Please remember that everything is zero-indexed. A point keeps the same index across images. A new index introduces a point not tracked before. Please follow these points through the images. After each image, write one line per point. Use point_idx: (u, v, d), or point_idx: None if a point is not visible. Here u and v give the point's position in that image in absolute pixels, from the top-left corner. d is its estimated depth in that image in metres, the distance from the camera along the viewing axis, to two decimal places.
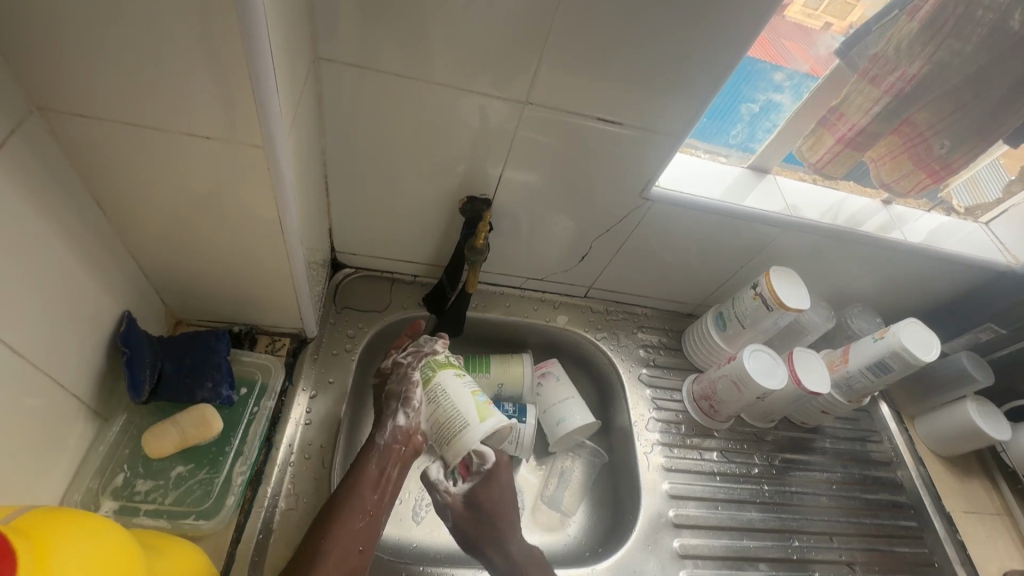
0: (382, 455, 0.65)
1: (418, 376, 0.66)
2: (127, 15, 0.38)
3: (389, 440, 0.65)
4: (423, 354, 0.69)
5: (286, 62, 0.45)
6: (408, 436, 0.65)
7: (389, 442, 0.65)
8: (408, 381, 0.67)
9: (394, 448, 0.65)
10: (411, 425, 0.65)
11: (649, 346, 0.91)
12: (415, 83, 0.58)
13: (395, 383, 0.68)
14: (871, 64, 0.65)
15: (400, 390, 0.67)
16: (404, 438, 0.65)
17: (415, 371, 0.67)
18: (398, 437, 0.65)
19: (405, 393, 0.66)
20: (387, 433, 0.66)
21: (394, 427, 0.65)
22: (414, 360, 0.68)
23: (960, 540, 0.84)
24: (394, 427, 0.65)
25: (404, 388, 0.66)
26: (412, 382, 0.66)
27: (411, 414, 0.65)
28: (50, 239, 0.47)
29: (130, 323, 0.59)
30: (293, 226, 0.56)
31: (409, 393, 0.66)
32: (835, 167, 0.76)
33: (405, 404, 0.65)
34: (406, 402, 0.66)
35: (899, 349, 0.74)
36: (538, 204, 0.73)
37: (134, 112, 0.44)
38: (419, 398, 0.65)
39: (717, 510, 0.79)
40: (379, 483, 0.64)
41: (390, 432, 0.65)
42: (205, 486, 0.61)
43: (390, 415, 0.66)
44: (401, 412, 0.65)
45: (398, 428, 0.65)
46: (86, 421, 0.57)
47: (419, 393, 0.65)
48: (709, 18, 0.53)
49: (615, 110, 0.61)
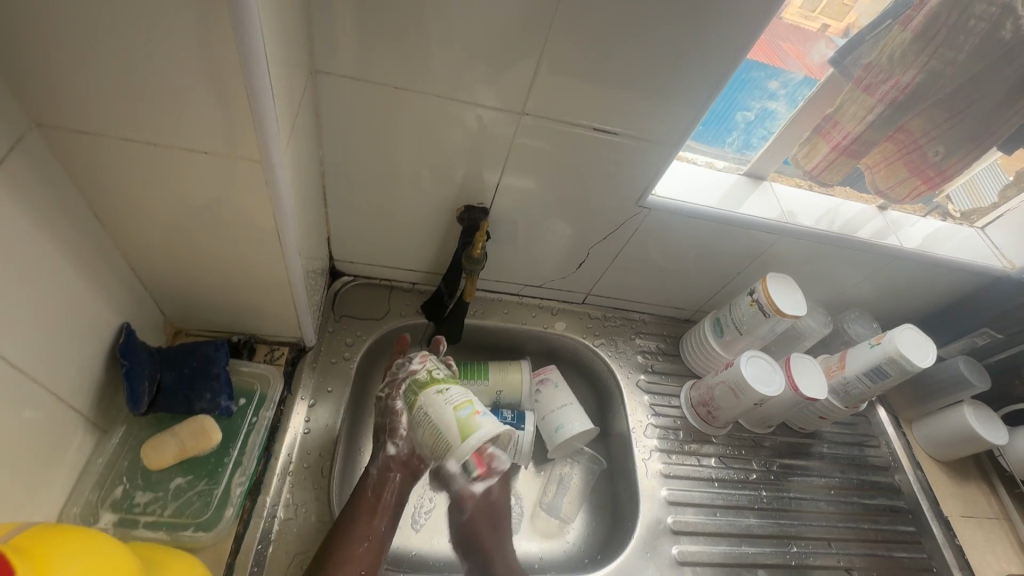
0: (377, 483, 0.67)
1: (402, 404, 0.66)
2: (125, 33, 0.38)
3: (382, 468, 0.67)
4: (401, 380, 0.68)
5: (284, 77, 0.46)
6: (401, 463, 0.66)
7: (383, 469, 0.67)
8: (392, 412, 0.67)
9: (389, 476, 0.67)
10: (402, 452, 0.66)
11: (647, 352, 0.92)
12: (412, 95, 0.58)
13: (381, 416, 0.69)
14: (864, 73, 0.65)
15: (387, 421, 0.67)
16: (397, 465, 0.67)
17: (396, 400, 0.67)
18: (391, 465, 0.67)
19: (392, 423, 0.66)
20: (380, 461, 0.67)
21: (387, 456, 0.67)
22: (392, 389, 0.69)
23: (958, 544, 0.84)
24: (386, 456, 0.67)
25: (390, 418, 0.67)
26: (397, 411, 0.66)
27: (399, 443, 0.66)
28: (49, 252, 0.47)
29: (129, 334, 0.59)
30: (291, 237, 0.56)
31: (394, 422, 0.66)
32: (830, 174, 0.76)
33: (392, 434, 0.66)
34: (394, 433, 0.66)
35: (895, 355, 0.74)
36: (536, 212, 0.73)
37: (134, 128, 0.44)
38: (405, 426, 0.65)
39: (716, 516, 0.79)
40: (375, 509, 0.66)
41: (382, 460, 0.67)
42: (204, 497, 0.61)
43: (381, 446, 0.67)
44: (390, 442, 0.66)
45: (391, 457, 0.66)
46: (86, 432, 0.57)
47: (404, 421, 0.66)
48: (702, 29, 0.53)
49: (611, 119, 0.62)
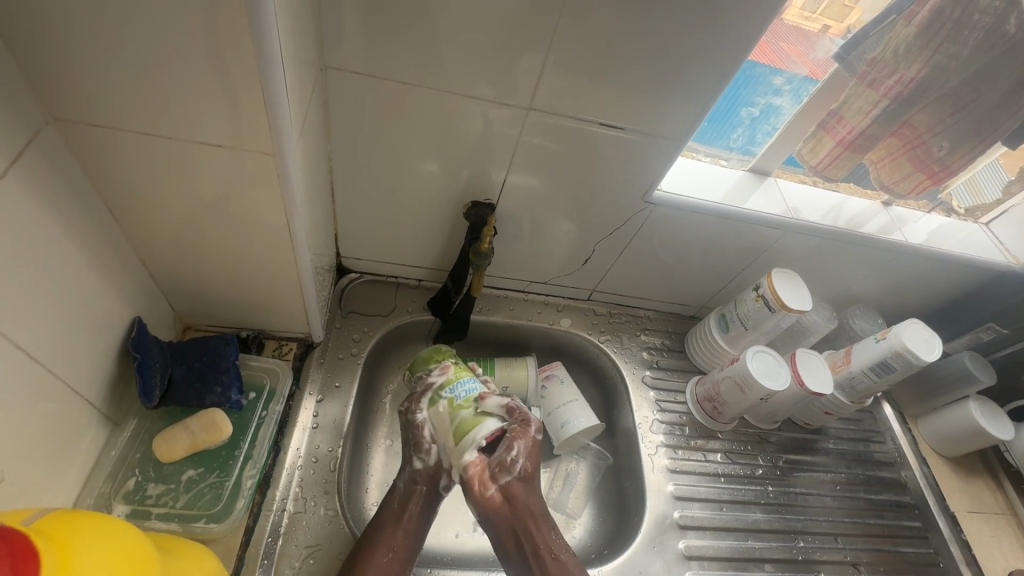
0: (404, 494, 0.67)
1: (424, 415, 0.68)
2: (141, 27, 0.39)
3: (408, 482, 0.67)
4: (420, 393, 0.69)
5: (294, 71, 0.46)
6: (428, 476, 0.67)
7: (409, 483, 0.67)
8: (413, 425, 0.68)
9: (414, 488, 0.67)
10: (429, 465, 0.67)
11: (652, 348, 0.92)
12: (420, 90, 0.59)
13: (404, 431, 0.70)
14: (869, 68, 0.65)
15: (410, 435, 0.68)
16: (423, 478, 0.67)
17: (418, 412, 0.68)
18: (416, 478, 0.67)
19: (415, 437, 0.68)
20: (405, 476, 0.68)
21: (413, 470, 0.68)
22: (412, 403, 0.69)
23: (965, 540, 0.84)
24: (412, 470, 0.67)
25: (412, 432, 0.68)
26: (419, 423, 0.68)
27: (426, 456, 0.67)
28: (63, 245, 0.47)
29: (141, 328, 0.59)
30: (301, 231, 0.57)
31: (418, 436, 0.68)
32: (836, 168, 0.76)
33: (417, 448, 0.68)
34: (418, 447, 0.68)
35: (900, 349, 0.74)
36: (541, 208, 0.74)
37: (148, 122, 0.45)
38: (429, 438, 0.67)
39: (723, 511, 0.80)
40: (401, 521, 0.64)
41: (407, 474, 0.68)
42: (215, 489, 0.62)
43: (406, 461, 0.68)
44: (415, 456, 0.68)
45: (417, 471, 0.67)
46: (98, 425, 0.57)
47: (428, 432, 0.68)
48: (709, 24, 0.53)
49: (617, 114, 0.62)
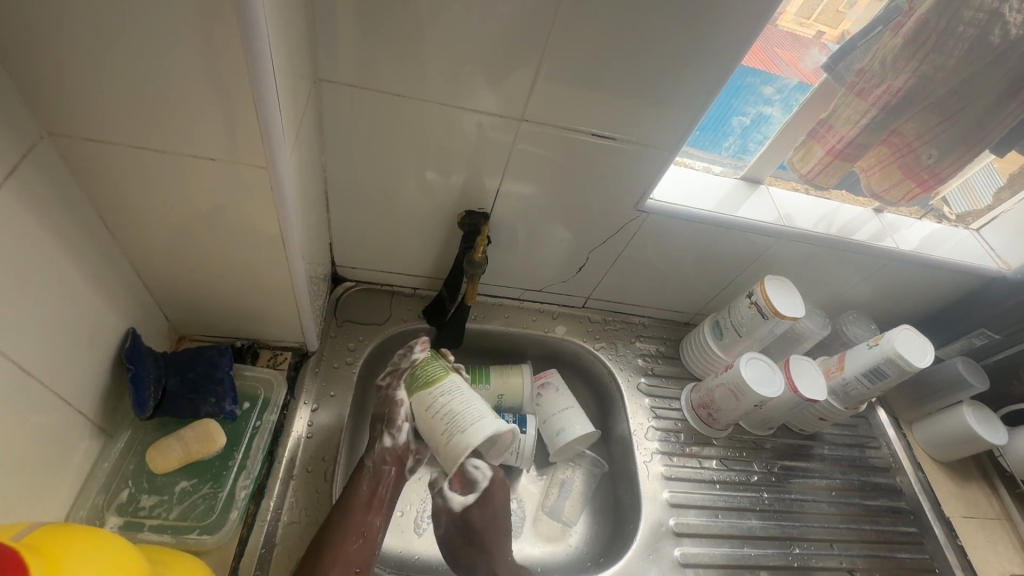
0: (372, 477, 0.66)
1: (403, 394, 0.67)
2: (134, 43, 0.39)
3: (378, 462, 0.67)
4: (403, 370, 0.69)
5: (287, 83, 0.47)
6: (397, 457, 0.67)
7: (379, 463, 0.67)
8: (392, 402, 0.67)
9: (384, 469, 0.67)
10: (399, 445, 0.67)
11: (647, 355, 0.92)
12: (412, 102, 0.59)
13: (377, 407, 0.69)
14: (857, 78, 0.66)
15: (385, 411, 0.67)
16: (392, 458, 0.67)
17: (397, 390, 0.67)
18: (386, 458, 0.67)
19: (390, 414, 0.67)
20: (375, 454, 0.67)
21: (382, 449, 0.67)
22: (393, 379, 0.69)
23: (959, 545, 0.85)
24: (382, 449, 0.67)
25: (388, 409, 0.67)
26: (397, 402, 0.67)
27: (397, 434, 0.67)
28: (57, 257, 0.48)
29: (135, 339, 0.60)
30: (295, 242, 0.57)
31: (393, 413, 0.67)
32: (826, 177, 0.76)
33: (390, 426, 0.67)
34: (392, 424, 0.67)
35: (893, 356, 0.75)
36: (536, 217, 0.74)
37: (140, 136, 0.45)
38: (403, 416, 0.66)
39: (717, 518, 0.80)
40: (371, 504, 0.65)
41: (378, 453, 0.67)
42: (209, 501, 0.62)
43: (376, 438, 0.67)
44: (387, 434, 0.67)
45: (387, 449, 0.67)
46: (91, 436, 0.57)
47: (404, 410, 0.66)
48: (698, 36, 0.54)
49: (609, 125, 0.63)
